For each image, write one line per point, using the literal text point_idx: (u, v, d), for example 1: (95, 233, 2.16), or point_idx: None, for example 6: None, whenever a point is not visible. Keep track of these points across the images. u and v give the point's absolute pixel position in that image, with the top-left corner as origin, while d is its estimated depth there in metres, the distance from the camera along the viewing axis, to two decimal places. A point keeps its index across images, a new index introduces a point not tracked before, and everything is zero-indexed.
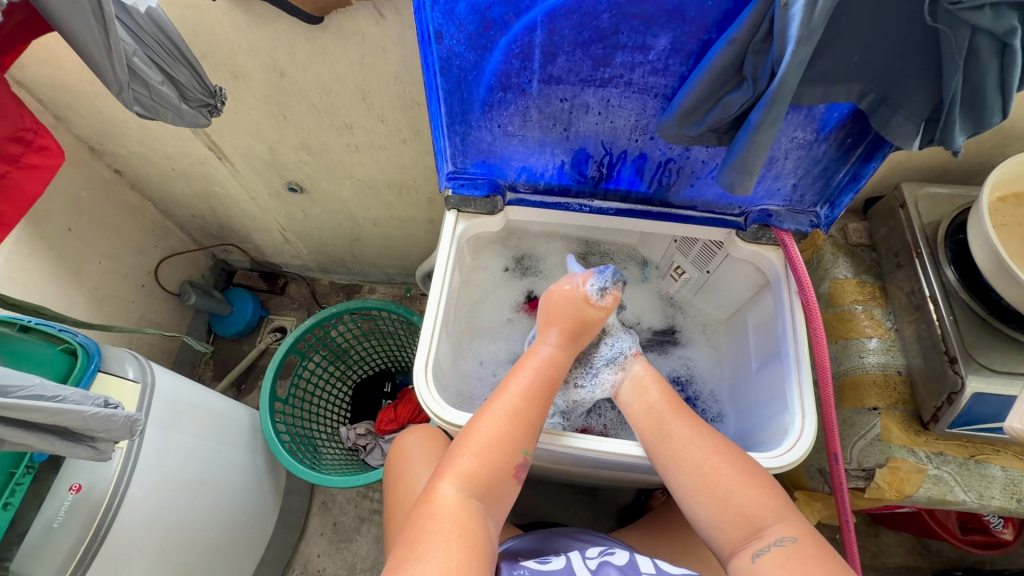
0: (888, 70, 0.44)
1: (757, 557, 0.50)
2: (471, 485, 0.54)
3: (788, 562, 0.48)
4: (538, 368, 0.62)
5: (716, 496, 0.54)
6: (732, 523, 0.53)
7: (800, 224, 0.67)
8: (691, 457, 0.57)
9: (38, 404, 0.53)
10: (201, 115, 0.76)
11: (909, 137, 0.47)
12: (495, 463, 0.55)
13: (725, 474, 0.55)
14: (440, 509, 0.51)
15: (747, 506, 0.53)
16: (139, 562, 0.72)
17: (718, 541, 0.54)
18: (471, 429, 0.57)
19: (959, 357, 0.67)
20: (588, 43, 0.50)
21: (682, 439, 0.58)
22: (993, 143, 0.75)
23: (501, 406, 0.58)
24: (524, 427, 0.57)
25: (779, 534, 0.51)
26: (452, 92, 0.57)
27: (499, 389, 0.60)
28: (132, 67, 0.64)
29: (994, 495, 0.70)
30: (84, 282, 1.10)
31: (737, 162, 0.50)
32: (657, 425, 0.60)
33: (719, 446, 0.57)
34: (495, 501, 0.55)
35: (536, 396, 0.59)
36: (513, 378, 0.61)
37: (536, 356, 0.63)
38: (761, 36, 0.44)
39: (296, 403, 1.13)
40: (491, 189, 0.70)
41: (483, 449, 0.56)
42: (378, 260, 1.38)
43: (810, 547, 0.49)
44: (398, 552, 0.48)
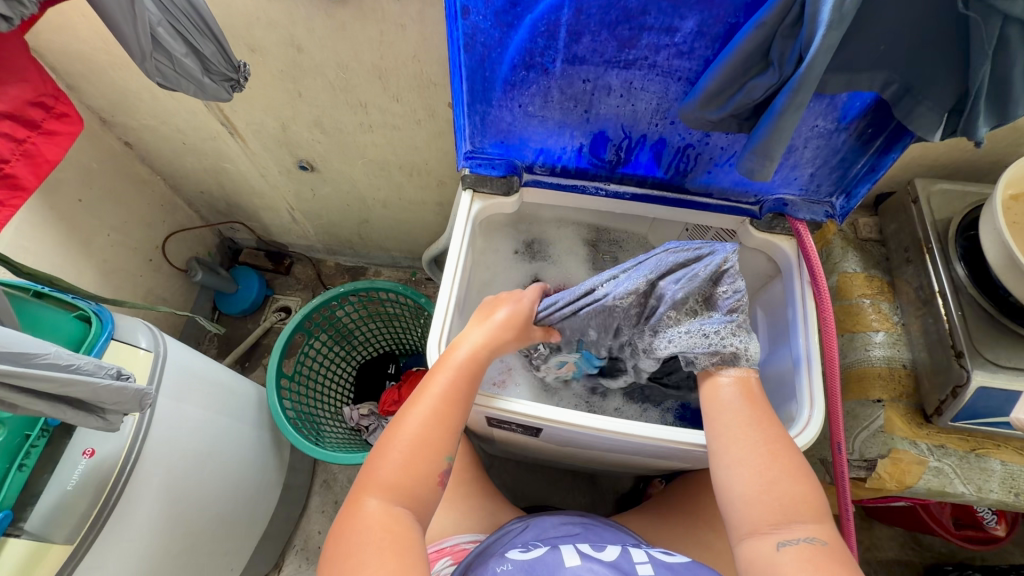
0: (914, 60, 0.45)
1: (782, 545, 0.49)
2: (397, 490, 0.52)
3: (815, 556, 0.47)
4: (456, 368, 0.59)
5: (762, 476, 0.52)
6: (766, 507, 0.51)
7: (815, 214, 0.68)
8: (753, 438, 0.55)
9: (50, 374, 0.53)
10: (223, 89, 0.74)
11: (931, 127, 0.48)
12: (417, 467, 0.54)
13: (782, 461, 0.53)
14: (365, 521, 0.50)
15: (789, 494, 0.51)
16: (149, 528, 0.73)
17: (739, 520, 0.52)
18: (393, 437, 0.56)
19: (966, 351, 0.68)
20: (614, 24, 0.50)
21: (743, 415, 0.57)
22: (1008, 141, 0.75)
23: (422, 405, 0.57)
24: (443, 428, 0.56)
25: (808, 532, 0.49)
26: (475, 69, 0.57)
27: (422, 386, 0.59)
28: (156, 38, 0.62)
29: (993, 488, 0.71)
30: (93, 254, 1.10)
31: (758, 147, 0.51)
32: (714, 395, 0.60)
33: (781, 435, 0.56)
34: (423, 496, 0.54)
35: (453, 394, 0.58)
36: (433, 379, 0.59)
37: (455, 355, 0.60)
38: (791, 20, 0.44)
39: (302, 381, 1.14)
40: (508, 169, 0.70)
41: (403, 459, 0.54)
42: (385, 243, 1.38)
43: (839, 555, 0.47)
44: (338, 560, 0.47)
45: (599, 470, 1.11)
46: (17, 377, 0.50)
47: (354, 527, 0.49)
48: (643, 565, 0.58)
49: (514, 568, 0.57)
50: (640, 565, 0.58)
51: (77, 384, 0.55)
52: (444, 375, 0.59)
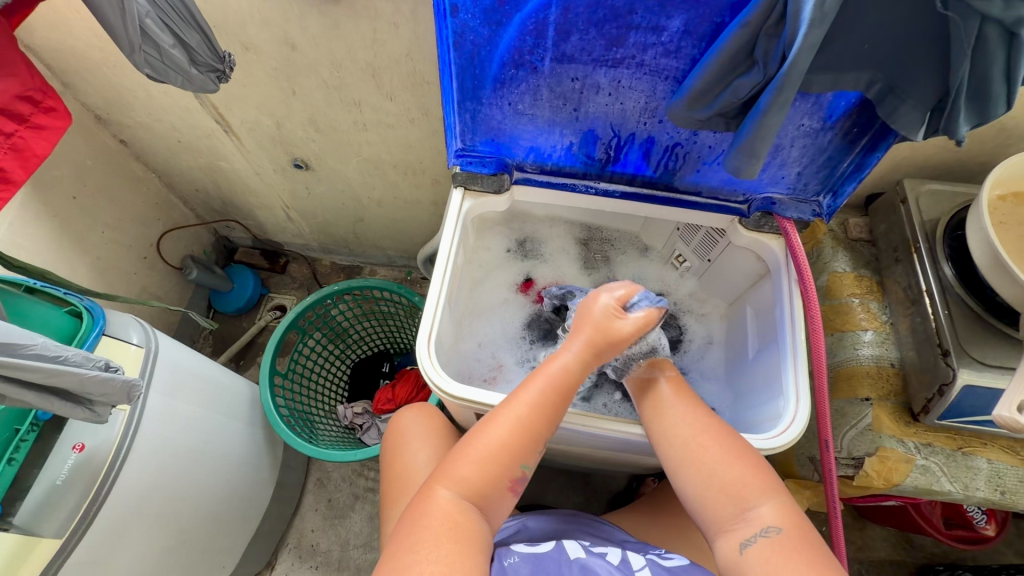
0: (897, 59, 0.45)
1: (744, 545, 0.52)
2: (470, 490, 0.54)
3: (775, 552, 0.50)
4: (551, 378, 0.59)
5: (702, 475, 0.56)
6: (717, 501, 0.55)
7: (803, 213, 0.68)
8: (688, 435, 0.58)
9: (36, 364, 0.53)
10: (210, 81, 0.75)
11: (915, 126, 0.48)
12: (493, 473, 0.55)
13: (713, 452, 0.57)
14: (433, 511, 0.52)
15: (732, 484, 0.55)
16: (140, 523, 0.73)
17: (706, 519, 0.56)
18: (474, 435, 0.57)
19: (952, 350, 0.68)
20: (602, 22, 0.51)
21: (676, 414, 0.60)
22: (995, 142, 0.76)
23: (510, 412, 0.57)
24: (529, 438, 0.57)
25: (766, 521, 0.52)
26: (464, 67, 0.57)
27: (516, 390, 0.59)
28: (144, 29, 0.63)
29: (979, 487, 0.72)
30: (87, 251, 1.10)
31: (743, 145, 0.51)
32: (650, 397, 0.63)
33: (713, 424, 0.59)
34: (494, 502, 0.55)
35: (546, 406, 0.58)
36: (525, 388, 0.59)
37: (557, 364, 0.60)
38: (775, 19, 0.44)
39: (295, 378, 1.14)
40: (498, 167, 0.70)
41: (484, 459, 0.55)
42: (380, 242, 1.39)
43: (792, 539, 0.50)
44: (396, 544, 0.50)
45: (592, 469, 1.11)
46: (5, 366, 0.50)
47: (423, 518, 0.52)
48: (642, 571, 0.59)
49: (522, 560, 0.58)
50: (640, 570, 0.59)
51: (64, 374, 0.55)
52: (540, 382, 0.59)
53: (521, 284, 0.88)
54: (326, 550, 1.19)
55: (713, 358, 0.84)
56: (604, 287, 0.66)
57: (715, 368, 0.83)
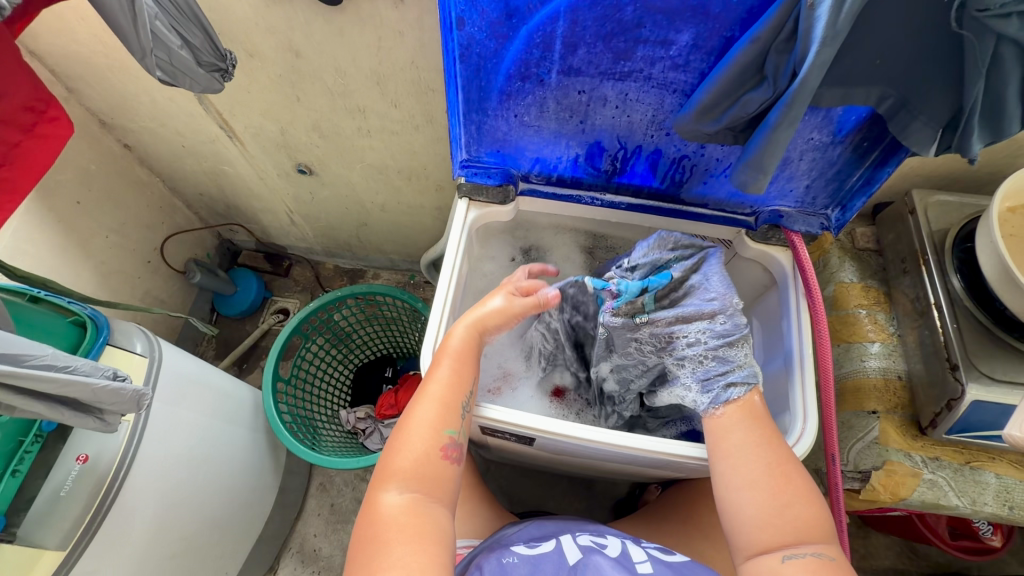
0: (910, 74, 0.45)
1: (788, 559, 0.51)
2: (412, 478, 0.54)
3: (819, 570, 0.49)
4: (455, 355, 0.60)
5: (777, 501, 0.53)
6: (781, 528, 0.52)
7: (810, 226, 0.68)
8: (765, 458, 0.55)
9: (49, 374, 0.53)
10: (215, 80, 0.75)
11: (926, 143, 0.48)
12: (431, 455, 0.55)
13: (794, 484, 0.54)
14: (385, 513, 0.51)
15: (804, 519, 0.52)
16: (145, 532, 0.73)
17: (755, 537, 0.53)
18: (405, 424, 0.57)
19: (961, 365, 0.68)
20: (609, 36, 0.50)
21: (760, 438, 0.56)
22: (1005, 153, 0.75)
23: (429, 397, 0.58)
24: (449, 412, 0.57)
25: (815, 547, 0.51)
26: (470, 79, 0.57)
27: (426, 376, 0.60)
28: (155, 31, 0.62)
29: (987, 502, 0.71)
30: (91, 256, 1.10)
31: (751, 161, 0.51)
32: (748, 417, 0.57)
33: (788, 454, 0.56)
34: (440, 478, 0.55)
35: (456, 381, 0.59)
36: (434, 372, 0.60)
37: (454, 342, 0.61)
38: (785, 36, 0.44)
39: (298, 384, 1.14)
40: (504, 178, 0.71)
41: (418, 444, 0.55)
42: (383, 246, 1.38)
43: (844, 574, 0.50)
44: (356, 561, 0.49)
45: (595, 476, 1.11)
46: (18, 376, 0.50)
47: (376, 525, 0.51)
48: (643, 564, 0.58)
49: (520, 561, 0.57)
50: (641, 564, 0.58)
51: (77, 384, 0.55)
52: (447, 361, 0.60)
53: None
54: (328, 555, 1.19)
55: None
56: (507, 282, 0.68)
57: None
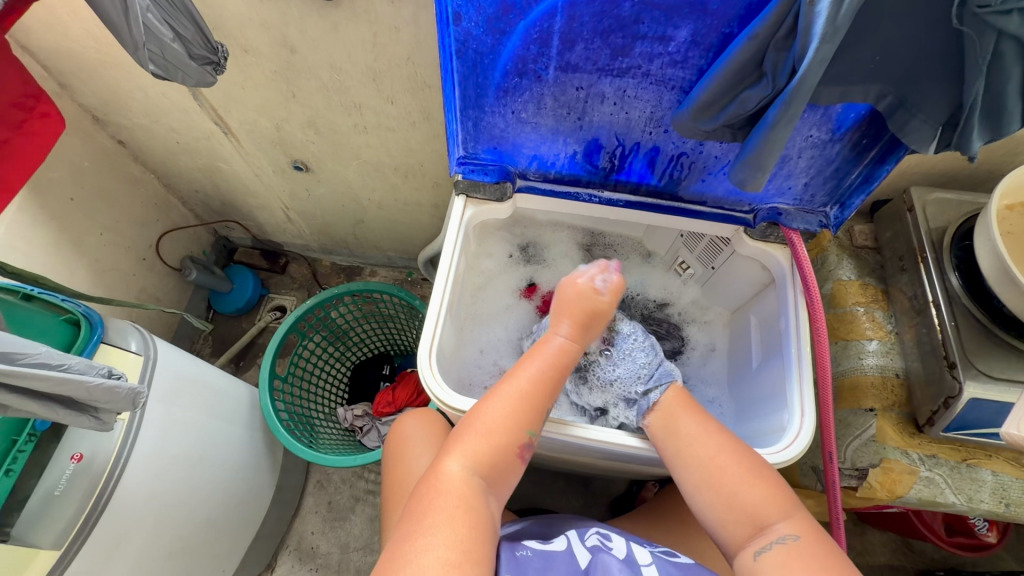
0: (910, 71, 0.44)
1: (760, 555, 0.51)
2: (478, 462, 0.54)
3: (791, 558, 0.49)
4: (551, 359, 0.60)
5: (721, 492, 0.55)
6: (736, 521, 0.54)
7: (809, 223, 0.68)
8: (700, 454, 0.58)
9: (42, 372, 0.52)
10: (207, 73, 0.74)
11: (926, 140, 0.48)
12: (502, 445, 0.55)
13: (730, 472, 0.56)
14: (444, 485, 0.52)
15: (751, 504, 0.54)
16: (141, 531, 0.72)
17: (724, 538, 0.55)
18: (479, 409, 0.57)
19: (959, 362, 0.68)
20: (607, 32, 0.50)
21: (691, 435, 0.59)
22: (1004, 151, 0.75)
23: (512, 387, 0.58)
24: (531, 410, 0.57)
25: (783, 531, 0.52)
26: (467, 75, 0.56)
27: (515, 368, 0.60)
28: (147, 24, 0.61)
29: (983, 499, 0.71)
30: (85, 253, 1.09)
31: (749, 158, 0.50)
32: (666, 420, 0.61)
33: (726, 442, 0.58)
34: (503, 473, 0.55)
35: (543, 381, 0.59)
36: (523, 367, 0.60)
37: (549, 346, 0.61)
38: (784, 32, 0.43)
39: (295, 382, 1.13)
40: (501, 175, 0.70)
41: (491, 432, 0.55)
42: (381, 243, 1.38)
43: (812, 548, 0.50)
44: (405, 523, 0.49)
45: (593, 474, 1.11)
46: (11, 375, 0.50)
47: (435, 494, 0.51)
48: (649, 567, 0.58)
49: (533, 554, 0.57)
50: (647, 567, 0.58)
51: (71, 383, 0.54)
52: (538, 361, 0.60)
53: (524, 288, 0.88)
54: (326, 552, 1.19)
55: (715, 365, 0.83)
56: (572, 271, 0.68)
57: (718, 375, 0.82)
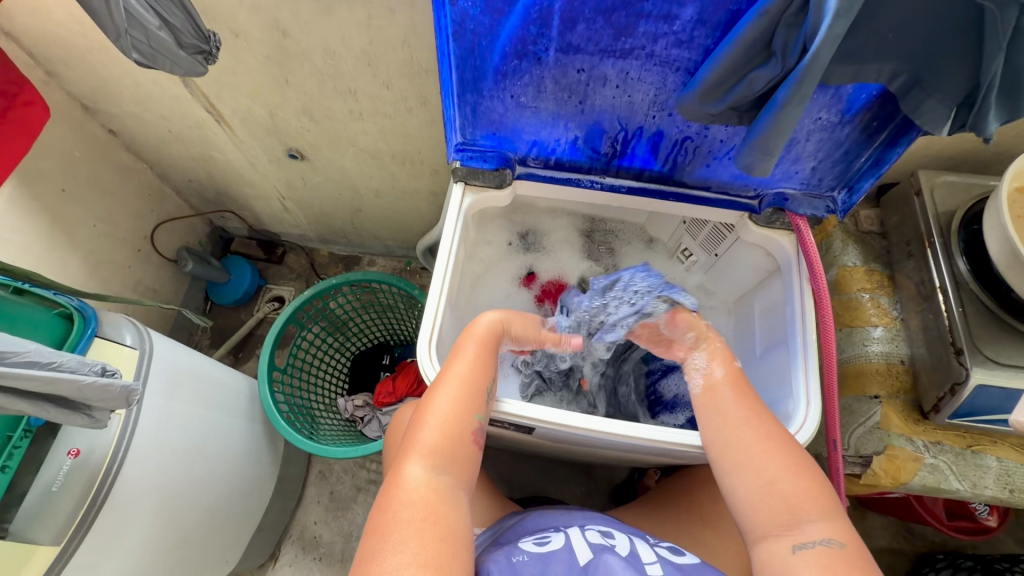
0: (926, 49, 0.42)
1: (797, 549, 0.48)
2: (437, 457, 0.53)
3: (831, 559, 0.46)
4: (480, 339, 0.63)
5: (761, 478, 0.52)
6: (774, 508, 0.51)
7: (816, 209, 0.66)
8: (744, 435, 0.55)
9: (30, 372, 0.51)
10: (197, 63, 0.72)
11: (940, 122, 0.46)
12: (454, 434, 0.55)
13: (777, 460, 0.53)
14: (410, 491, 0.50)
15: (793, 495, 0.50)
16: (141, 526, 0.72)
17: (752, 524, 0.52)
18: (427, 406, 0.57)
19: (966, 349, 0.67)
20: (610, 10, 0.48)
21: (741, 420, 0.57)
22: (1015, 132, 0.73)
23: (453, 376, 0.59)
24: (473, 394, 0.58)
25: (822, 532, 0.48)
26: (464, 58, 0.54)
27: (450, 358, 0.61)
28: (129, 10, 0.60)
29: (988, 485, 0.71)
30: (79, 245, 1.07)
31: (757, 142, 0.49)
32: (712, 397, 0.60)
33: (777, 434, 0.55)
34: (463, 460, 0.55)
35: (480, 365, 0.61)
36: (457, 354, 0.61)
37: (477, 329, 0.64)
38: (795, 9, 0.42)
39: (295, 372, 1.13)
40: (500, 162, 0.68)
41: (443, 424, 0.56)
42: (379, 232, 1.36)
43: (855, 557, 0.46)
44: (370, 539, 0.47)
45: (595, 462, 1.11)
46: None
47: (398, 503, 0.49)
48: (652, 566, 0.58)
49: (530, 559, 0.57)
50: (651, 565, 0.58)
51: (61, 381, 0.53)
52: (471, 344, 0.62)
53: (524, 277, 0.87)
54: (329, 541, 1.19)
55: None
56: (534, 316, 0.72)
57: None
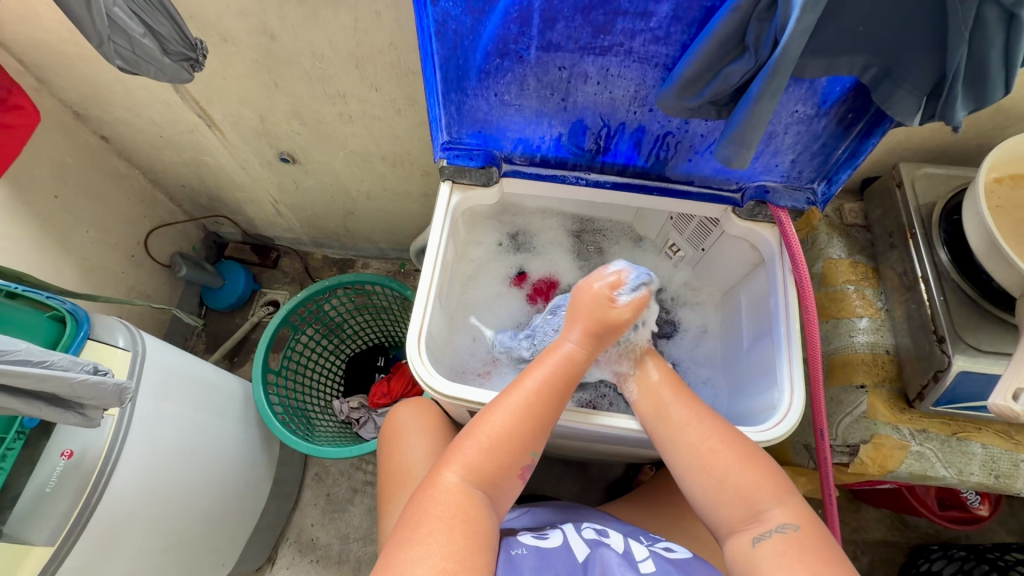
0: (894, 42, 0.44)
1: (757, 542, 0.52)
2: (478, 475, 0.54)
3: (788, 548, 0.50)
4: (558, 364, 0.60)
5: (712, 478, 0.56)
6: (732, 505, 0.54)
7: (796, 201, 0.67)
8: (696, 436, 0.58)
9: (22, 369, 0.52)
10: (184, 70, 0.73)
11: (910, 112, 0.47)
12: (501, 459, 0.55)
13: (722, 456, 0.56)
14: (444, 496, 0.52)
15: (745, 489, 0.54)
16: (135, 528, 0.72)
17: (717, 520, 0.56)
18: (482, 418, 0.57)
19: (948, 337, 0.68)
20: (588, 8, 0.49)
21: (683, 421, 0.59)
22: (993, 124, 0.74)
23: (516, 398, 0.57)
24: (534, 424, 0.57)
25: (779, 519, 0.52)
26: (447, 58, 0.55)
27: (519, 378, 0.59)
28: (113, 18, 0.61)
29: (973, 471, 0.72)
30: (72, 251, 1.08)
31: (734, 135, 0.50)
32: (655, 403, 0.61)
33: (718, 427, 0.58)
34: (505, 485, 0.56)
35: (550, 397, 0.58)
36: (531, 372, 0.59)
37: (561, 353, 0.61)
38: (766, 4, 0.43)
39: (290, 375, 1.13)
40: (486, 160, 0.69)
41: (491, 443, 0.56)
42: (372, 234, 1.37)
43: (808, 536, 0.50)
44: (401, 530, 0.50)
45: (589, 459, 1.11)
46: None
47: (432, 506, 0.51)
48: (645, 562, 0.57)
49: (529, 552, 0.57)
50: (643, 561, 0.57)
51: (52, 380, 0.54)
52: (547, 369, 0.59)
53: (514, 276, 0.88)
54: (326, 544, 1.19)
55: (708, 347, 0.84)
56: (593, 272, 0.66)
57: (710, 356, 0.83)
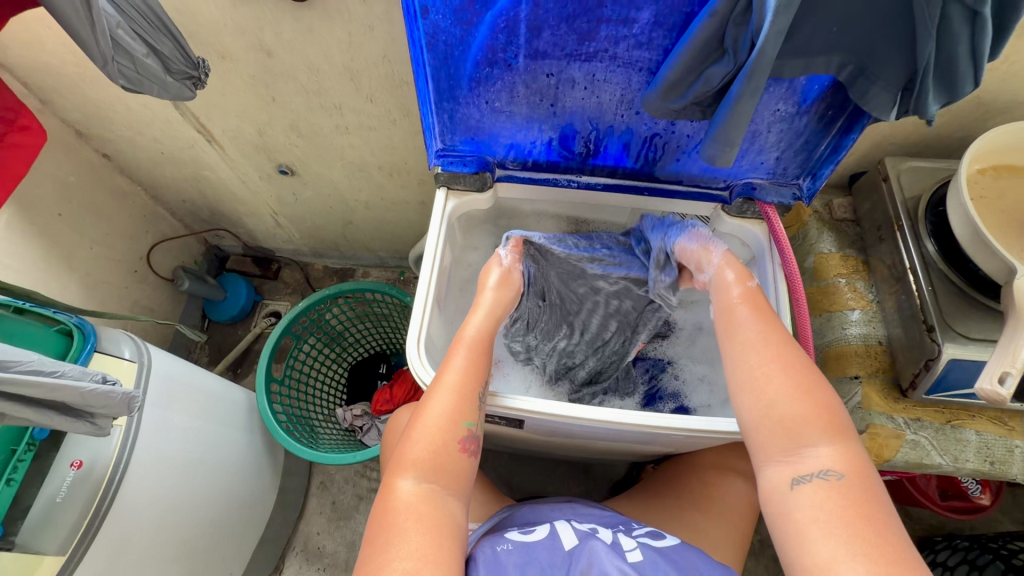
0: (867, 41, 0.45)
1: (796, 481, 0.48)
2: (427, 467, 0.53)
3: (830, 499, 0.46)
4: (471, 345, 0.61)
5: (763, 400, 0.52)
6: (776, 435, 0.51)
7: (783, 197, 0.69)
8: (757, 361, 0.54)
9: (35, 379, 0.53)
10: (185, 88, 0.75)
11: (886, 108, 0.49)
12: (445, 444, 0.54)
13: (777, 381, 0.52)
14: (399, 503, 0.51)
15: (795, 418, 0.50)
16: (144, 537, 0.73)
17: (756, 445, 0.52)
18: (421, 414, 0.56)
19: (937, 326, 0.69)
20: (572, 17, 0.51)
21: (754, 339, 0.55)
22: (975, 116, 0.76)
23: (444, 385, 0.57)
24: (467, 402, 0.57)
25: (825, 464, 0.48)
26: (439, 68, 0.57)
27: (442, 366, 0.59)
28: (117, 40, 0.63)
29: (969, 458, 0.73)
30: (76, 267, 1.10)
31: (718, 135, 0.51)
32: (731, 321, 0.57)
33: (792, 359, 0.53)
34: (456, 468, 0.54)
35: (472, 369, 0.59)
36: (450, 360, 0.59)
37: (468, 332, 0.62)
38: (742, 8, 0.44)
39: (293, 385, 1.14)
40: (480, 166, 0.71)
41: (433, 434, 0.54)
42: (371, 243, 1.39)
43: (853, 490, 0.46)
44: (367, 553, 0.48)
45: (592, 459, 1.12)
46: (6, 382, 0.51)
47: (390, 514, 0.50)
48: (633, 552, 0.58)
49: (514, 547, 0.58)
50: (631, 552, 0.58)
51: (65, 388, 0.55)
52: (462, 351, 0.60)
53: None
54: (332, 552, 1.20)
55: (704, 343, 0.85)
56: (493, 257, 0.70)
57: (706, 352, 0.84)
